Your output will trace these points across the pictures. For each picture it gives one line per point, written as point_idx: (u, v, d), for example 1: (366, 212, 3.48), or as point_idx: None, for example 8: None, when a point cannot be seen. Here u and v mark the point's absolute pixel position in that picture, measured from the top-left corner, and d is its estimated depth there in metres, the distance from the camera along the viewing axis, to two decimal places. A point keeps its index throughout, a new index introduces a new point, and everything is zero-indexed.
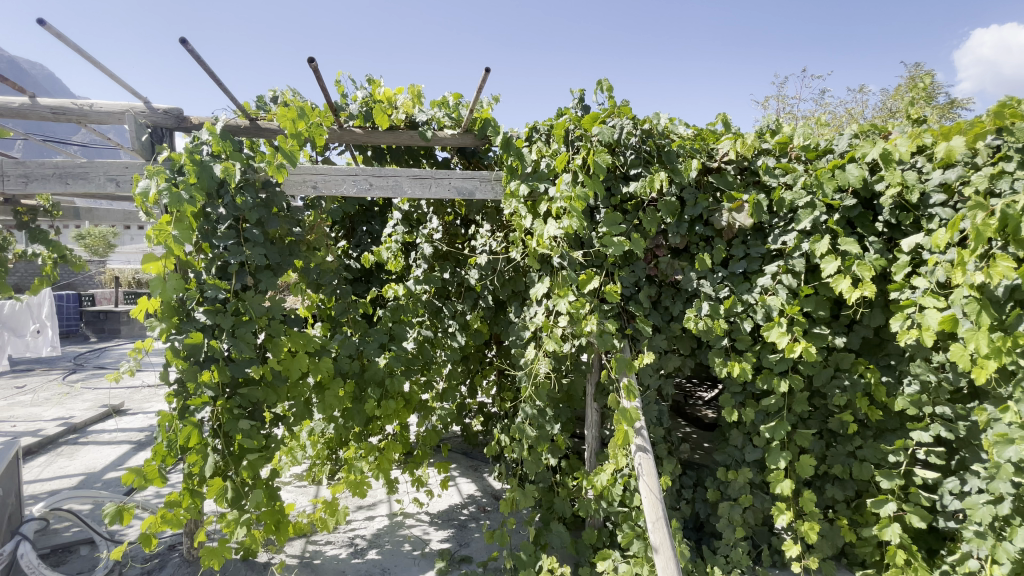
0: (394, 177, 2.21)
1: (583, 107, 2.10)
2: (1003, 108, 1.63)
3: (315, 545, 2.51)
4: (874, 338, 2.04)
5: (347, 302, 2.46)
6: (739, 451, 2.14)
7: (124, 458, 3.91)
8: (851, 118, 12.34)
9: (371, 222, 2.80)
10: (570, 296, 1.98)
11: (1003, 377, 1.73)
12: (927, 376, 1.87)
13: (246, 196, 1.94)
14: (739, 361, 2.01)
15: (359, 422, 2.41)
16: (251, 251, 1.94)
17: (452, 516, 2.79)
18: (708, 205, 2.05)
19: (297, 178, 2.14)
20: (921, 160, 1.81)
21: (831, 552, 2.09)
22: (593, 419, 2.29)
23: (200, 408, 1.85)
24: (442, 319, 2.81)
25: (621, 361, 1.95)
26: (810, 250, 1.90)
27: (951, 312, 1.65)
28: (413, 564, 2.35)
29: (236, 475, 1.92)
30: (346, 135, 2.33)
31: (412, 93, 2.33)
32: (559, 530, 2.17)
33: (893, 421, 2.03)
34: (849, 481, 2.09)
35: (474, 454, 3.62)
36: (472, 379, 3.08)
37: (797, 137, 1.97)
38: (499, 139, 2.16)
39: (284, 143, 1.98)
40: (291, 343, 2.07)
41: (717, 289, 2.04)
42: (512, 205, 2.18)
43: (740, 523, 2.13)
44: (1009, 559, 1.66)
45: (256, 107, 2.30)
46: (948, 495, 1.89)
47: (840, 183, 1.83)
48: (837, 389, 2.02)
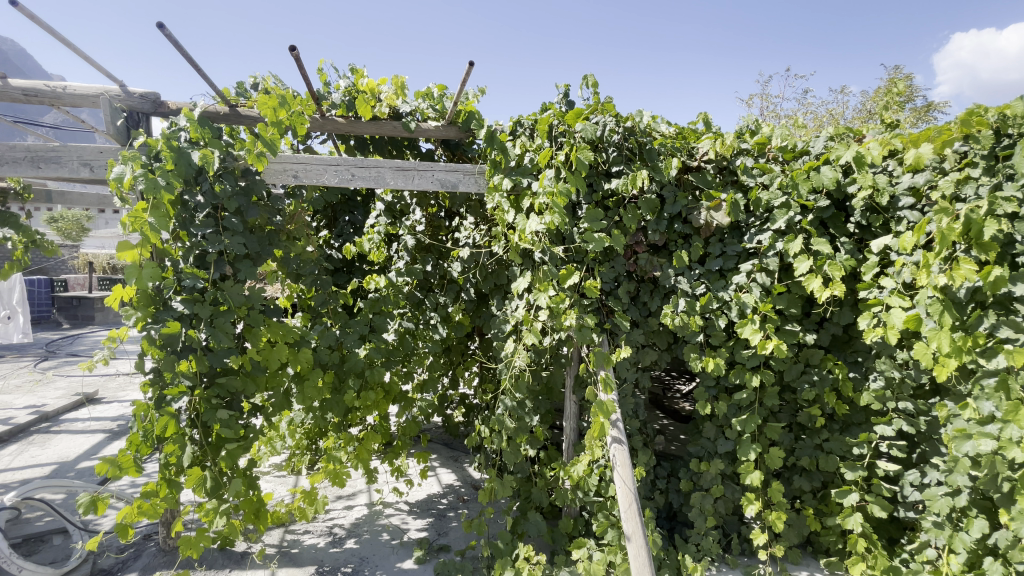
0: (376, 168, 2.21)
1: (567, 102, 2.12)
2: (970, 116, 1.65)
3: (294, 534, 2.52)
4: (843, 336, 2.11)
5: (327, 293, 2.43)
6: (712, 443, 2.21)
7: (98, 448, 3.84)
8: (832, 118, 12.58)
9: (353, 212, 2.78)
10: (550, 291, 2.02)
11: (963, 376, 1.78)
12: (891, 373, 1.94)
13: (225, 184, 1.92)
14: (713, 356, 2.07)
15: (338, 413, 2.41)
16: (230, 240, 1.93)
17: (430, 506, 2.82)
18: (687, 203, 2.09)
19: (278, 167, 2.11)
20: (892, 164, 1.87)
21: (797, 540, 2.17)
22: (572, 410, 2.33)
23: (177, 398, 1.82)
24: (424, 311, 2.79)
25: (598, 355, 1.98)
26: (783, 250, 1.95)
27: (915, 312, 1.72)
28: (391, 553, 2.37)
29: (214, 465, 1.91)
30: (327, 125, 2.29)
31: (395, 84, 2.31)
32: (536, 519, 2.21)
33: (859, 415, 2.11)
34: (816, 473, 2.17)
35: (454, 445, 3.64)
36: (455, 371, 3.11)
37: (775, 138, 2.00)
38: (483, 132, 2.18)
39: (264, 131, 1.96)
40: (270, 333, 2.07)
41: (694, 286, 2.11)
42: (495, 199, 2.20)
43: (711, 512, 2.20)
44: (964, 549, 1.74)
45: (236, 93, 2.25)
46: (909, 486, 1.98)
47: (815, 184, 1.89)
48: (806, 383, 2.10)
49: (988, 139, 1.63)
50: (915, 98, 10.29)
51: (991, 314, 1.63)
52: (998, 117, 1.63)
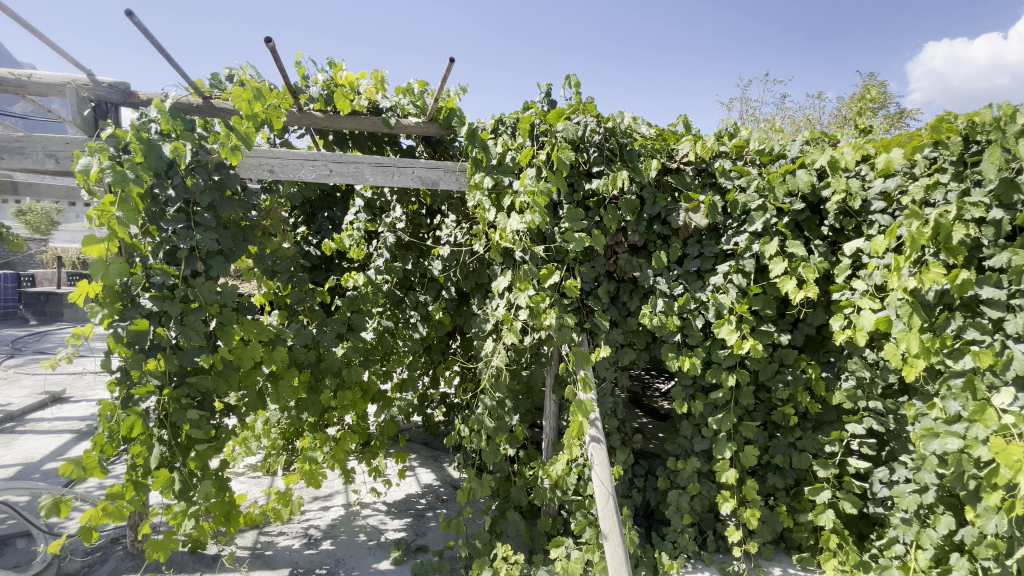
0: (355, 164, 2.17)
1: (549, 101, 2.11)
2: (940, 122, 1.69)
3: (268, 536, 2.47)
4: (816, 336, 2.15)
5: (303, 290, 2.40)
6: (689, 441, 2.23)
7: (64, 449, 3.71)
8: (809, 123, 12.87)
9: (332, 208, 2.74)
10: (530, 290, 2.01)
11: (931, 376, 1.82)
12: (862, 372, 1.99)
13: (197, 178, 1.86)
14: (690, 356, 2.10)
15: (315, 412, 2.37)
16: (202, 235, 1.88)
17: (409, 506, 2.79)
18: (666, 204, 2.11)
19: (252, 161, 2.07)
20: (865, 168, 1.91)
21: (770, 537, 2.22)
22: (552, 409, 2.32)
23: (145, 398, 1.76)
24: (403, 309, 2.74)
25: (578, 354, 1.99)
26: (760, 251, 1.99)
27: (886, 313, 1.76)
28: (368, 554, 2.34)
29: (184, 467, 1.86)
30: (304, 119, 2.24)
31: (375, 79, 2.28)
32: (515, 518, 2.20)
33: (831, 414, 2.15)
34: (789, 470, 2.21)
35: (434, 445, 3.62)
36: (435, 370, 3.09)
37: (752, 141, 2.03)
38: (464, 130, 2.15)
39: (239, 124, 1.91)
40: (244, 331, 2.02)
41: (672, 286, 2.12)
42: (476, 197, 2.18)
43: (687, 510, 2.23)
44: (931, 544, 1.79)
45: (210, 84, 2.18)
46: (878, 483, 2.03)
47: (791, 187, 1.92)
48: (780, 383, 2.14)
49: (957, 146, 1.67)
50: (888, 105, 10.53)
51: (958, 316, 1.67)
52: (967, 125, 1.66)
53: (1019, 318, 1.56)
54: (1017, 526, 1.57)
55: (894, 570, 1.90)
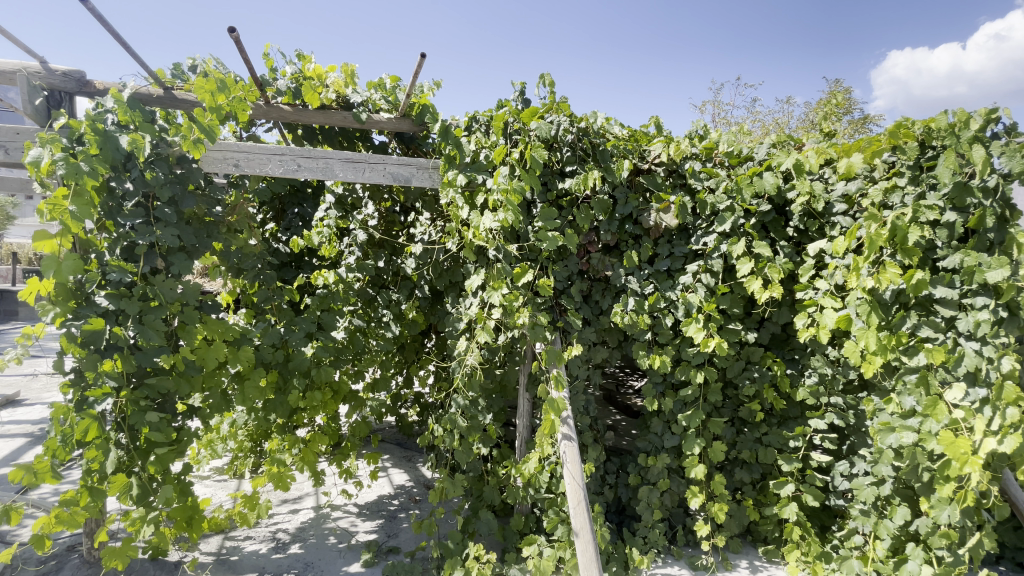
0: (324, 159, 2.12)
1: (523, 100, 2.11)
2: (897, 128, 1.75)
3: (233, 540, 2.40)
4: (781, 334, 2.21)
5: (270, 288, 2.31)
6: (659, 438, 2.27)
7: (16, 454, 3.54)
8: (778, 127, 13.23)
9: (303, 205, 2.66)
10: (503, 289, 2.01)
11: (888, 372, 1.89)
12: (824, 369, 2.06)
13: (157, 171, 1.80)
14: (660, 354, 2.13)
15: (283, 414, 2.31)
16: (162, 231, 1.81)
17: (381, 507, 2.76)
18: (638, 204, 2.13)
19: (217, 155, 2.00)
20: (828, 172, 1.97)
21: (737, 530, 2.27)
22: (525, 408, 2.32)
23: (100, 400, 1.68)
24: (375, 308, 2.72)
25: (551, 353, 2.00)
26: (727, 251, 2.03)
27: (846, 312, 1.83)
28: (338, 557, 2.31)
29: (142, 471, 1.80)
30: (272, 112, 2.16)
31: (345, 72, 2.22)
32: (487, 518, 2.19)
33: (795, 409, 2.21)
34: (755, 465, 2.26)
35: (408, 445, 3.58)
36: (408, 370, 3.05)
37: (722, 144, 2.07)
38: (437, 126, 2.13)
39: (201, 116, 1.84)
40: (207, 330, 1.96)
41: (643, 285, 2.15)
42: (449, 194, 2.16)
43: (657, 505, 2.27)
44: (888, 535, 1.86)
45: (171, 75, 2.09)
46: (839, 476, 2.10)
47: (757, 189, 1.97)
48: (747, 380, 2.19)
49: (913, 150, 1.73)
50: (852, 110, 10.90)
51: (913, 315, 1.72)
52: (923, 130, 1.73)
53: (969, 316, 1.63)
54: (967, 515, 1.64)
55: (854, 560, 1.96)
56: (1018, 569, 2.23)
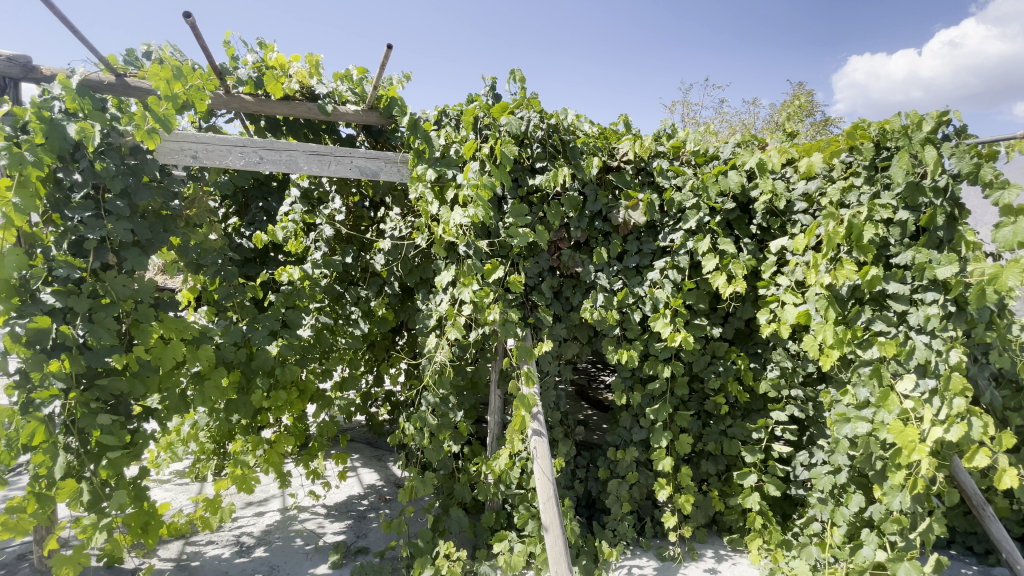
0: (288, 151, 2.07)
1: (493, 95, 2.10)
2: (854, 130, 1.82)
3: (195, 546, 2.33)
4: (745, 329, 2.28)
5: (232, 285, 2.26)
6: (628, 431, 2.31)
7: None
8: (745, 127, 13.56)
9: (267, 198, 2.61)
10: (474, 285, 2.00)
11: (843, 365, 1.97)
12: (785, 362, 2.13)
13: (108, 161, 1.71)
14: (629, 349, 2.16)
15: (246, 414, 2.24)
16: (113, 225, 1.73)
17: (350, 507, 2.71)
18: (607, 202, 2.16)
19: (173, 145, 1.93)
20: (789, 171, 2.03)
21: (703, 520, 2.33)
22: (496, 404, 2.32)
23: (47, 402, 1.60)
24: (343, 305, 2.64)
25: (521, 349, 2.00)
26: (693, 248, 2.08)
27: (806, 308, 1.90)
28: (305, 559, 2.26)
29: (94, 476, 1.71)
30: (233, 102, 2.09)
31: (308, 63, 2.15)
32: (458, 515, 2.18)
33: (757, 402, 2.27)
34: (720, 456, 2.33)
35: (378, 444, 3.54)
36: (379, 368, 3.01)
37: (688, 143, 2.11)
38: (405, 120, 2.09)
39: (155, 105, 1.76)
40: (164, 329, 1.88)
41: (612, 281, 2.17)
42: (418, 189, 2.13)
43: (626, 498, 2.30)
44: (844, 521, 1.94)
45: (124, 61, 1.99)
46: (799, 466, 2.17)
47: (722, 187, 2.02)
48: (712, 373, 2.25)
49: (869, 152, 1.80)
50: (815, 113, 11.27)
51: (867, 309, 1.80)
52: (878, 132, 1.79)
53: (920, 311, 1.69)
54: (916, 501, 1.71)
55: (813, 547, 2.04)
56: (967, 552, 2.37)
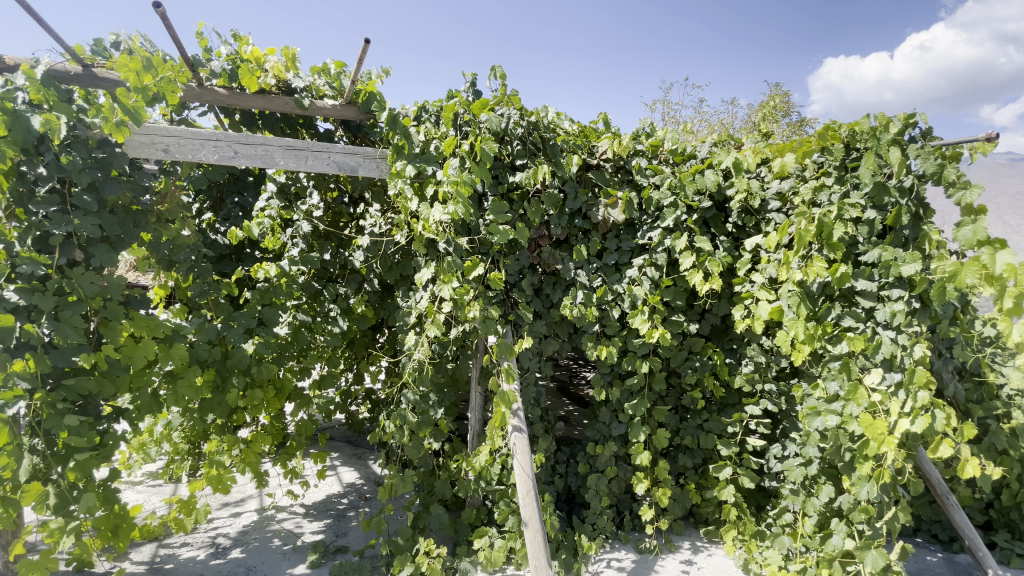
0: (263, 146, 2.03)
1: (474, 92, 2.09)
2: (825, 131, 1.86)
3: (168, 548, 2.28)
4: (721, 325, 2.32)
5: (206, 282, 2.19)
6: (607, 426, 2.33)
7: None
8: (723, 126, 13.79)
9: (243, 193, 2.57)
10: (454, 282, 1.99)
11: (814, 359, 2.02)
12: (759, 358, 2.18)
13: (74, 155, 1.68)
14: (608, 345, 2.19)
15: (221, 414, 2.19)
16: (80, 220, 1.68)
17: (329, 506, 2.69)
18: (587, 199, 2.18)
19: (142, 139, 1.88)
20: (764, 171, 2.07)
21: (680, 513, 2.38)
22: (476, 401, 2.31)
23: (12, 403, 1.53)
24: (321, 302, 2.61)
25: (502, 346, 2.01)
26: (671, 246, 2.11)
27: (779, 304, 1.95)
28: (282, 559, 2.23)
29: (61, 478, 1.66)
30: (206, 95, 2.04)
31: (284, 56, 2.12)
32: (438, 512, 2.18)
33: (733, 397, 2.32)
34: (697, 450, 2.37)
35: (358, 442, 3.52)
36: (359, 366, 2.99)
37: (667, 142, 2.14)
38: (384, 115, 2.07)
39: (125, 97, 1.71)
40: (134, 327, 1.83)
41: (591, 279, 2.18)
42: (397, 185, 2.11)
43: (605, 492, 2.33)
44: (814, 511, 2.00)
45: (91, 51, 1.93)
46: (773, 458, 2.23)
47: (699, 186, 2.06)
48: (689, 368, 2.29)
49: (839, 152, 1.85)
50: (790, 113, 11.51)
51: (838, 305, 1.86)
52: (849, 133, 1.83)
53: (887, 307, 1.75)
54: (884, 491, 1.76)
55: (785, 537, 2.10)
56: (932, 539, 2.46)
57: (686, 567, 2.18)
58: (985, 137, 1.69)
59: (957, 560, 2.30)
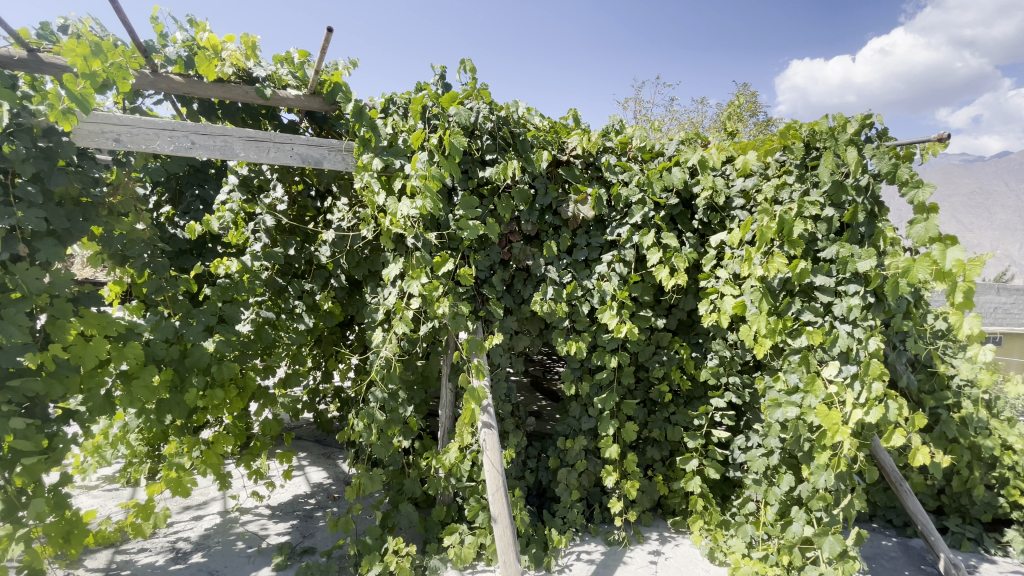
0: (223, 136, 1.95)
1: (443, 85, 2.07)
2: (786, 131, 1.92)
3: (125, 554, 2.19)
4: (687, 320, 2.37)
5: (162, 278, 2.08)
6: (577, 421, 2.36)
7: None
8: (693, 125, 14.06)
9: (204, 186, 2.50)
10: (422, 278, 1.97)
11: (775, 353, 2.08)
12: (723, 351, 2.23)
13: (17, 144, 1.57)
14: (577, 340, 2.20)
15: (180, 415, 2.09)
16: (24, 213, 1.59)
17: (295, 507, 2.64)
18: (557, 195, 2.18)
19: (91, 128, 1.78)
20: (729, 169, 2.11)
21: (649, 504, 2.42)
22: (447, 398, 2.28)
23: None
24: (286, 299, 2.56)
25: (472, 343, 1.99)
26: (639, 242, 2.14)
27: (742, 299, 2.00)
28: (246, 563, 2.17)
29: (8, 484, 1.59)
30: (160, 83, 1.94)
31: (244, 43, 2.03)
32: (408, 510, 2.16)
33: (699, 390, 2.38)
34: (665, 442, 2.42)
35: (327, 442, 3.46)
36: (327, 363, 2.94)
37: (635, 139, 2.15)
38: (350, 107, 2.03)
39: (72, 84, 1.63)
40: (84, 325, 1.75)
41: (561, 274, 2.20)
42: (364, 179, 2.06)
43: (575, 486, 2.36)
44: (776, 500, 2.05)
45: (37, 35, 1.82)
46: (737, 449, 2.29)
47: (666, 183, 2.08)
48: (657, 362, 2.33)
49: (799, 151, 1.89)
50: (757, 114, 11.82)
51: (797, 300, 1.91)
52: (809, 132, 1.89)
53: (844, 302, 1.81)
54: (840, 479, 1.82)
55: (748, 525, 2.16)
56: (888, 524, 2.57)
57: (654, 558, 2.22)
58: (936, 138, 1.76)
59: (911, 544, 2.40)
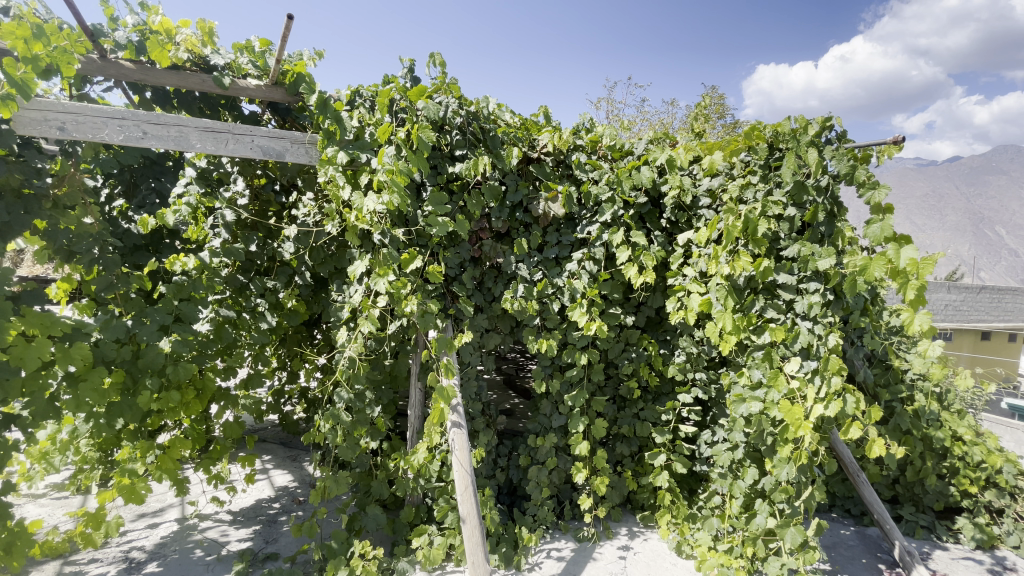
0: (178, 126, 1.87)
1: (411, 78, 2.03)
2: (751, 131, 1.95)
3: (74, 565, 2.08)
4: (656, 317, 2.40)
5: (113, 274, 1.97)
6: (547, 419, 2.36)
7: None
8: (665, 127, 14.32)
9: (160, 178, 2.39)
10: (389, 275, 1.91)
11: (739, 349, 2.13)
12: (691, 348, 2.27)
13: None
14: (548, 338, 2.19)
15: (132, 419, 1.99)
16: None
17: (258, 512, 2.56)
18: (528, 193, 2.18)
19: (31, 115, 1.67)
20: (696, 168, 2.15)
21: (618, 500, 2.44)
22: (416, 398, 2.24)
23: None
24: (247, 297, 2.46)
25: (441, 341, 1.97)
26: (608, 240, 2.16)
27: (708, 296, 2.04)
28: (204, 572, 2.09)
29: None
30: (109, 69, 1.85)
31: (200, 29, 1.95)
32: (375, 512, 2.12)
33: (666, 386, 2.42)
34: (633, 438, 2.45)
35: (293, 444, 3.37)
36: (292, 363, 2.87)
37: (605, 137, 2.16)
38: (313, 98, 1.96)
39: (11, 68, 1.53)
40: (26, 324, 1.64)
41: (532, 272, 2.20)
42: (327, 172, 2.02)
43: (546, 483, 2.36)
44: (740, 493, 2.10)
45: None
46: (703, 444, 2.33)
47: (635, 182, 2.09)
48: (626, 359, 2.36)
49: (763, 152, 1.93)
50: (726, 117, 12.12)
51: (761, 298, 1.95)
52: (772, 133, 1.92)
53: (805, 299, 1.86)
54: (802, 471, 1.87)
55: (714, 519, 2.20)
56: (846, 514, 2.66)
57: (623, 553, 2.24)
58: (892, 141, 1.82)
59: (867, 533, 2.50)
